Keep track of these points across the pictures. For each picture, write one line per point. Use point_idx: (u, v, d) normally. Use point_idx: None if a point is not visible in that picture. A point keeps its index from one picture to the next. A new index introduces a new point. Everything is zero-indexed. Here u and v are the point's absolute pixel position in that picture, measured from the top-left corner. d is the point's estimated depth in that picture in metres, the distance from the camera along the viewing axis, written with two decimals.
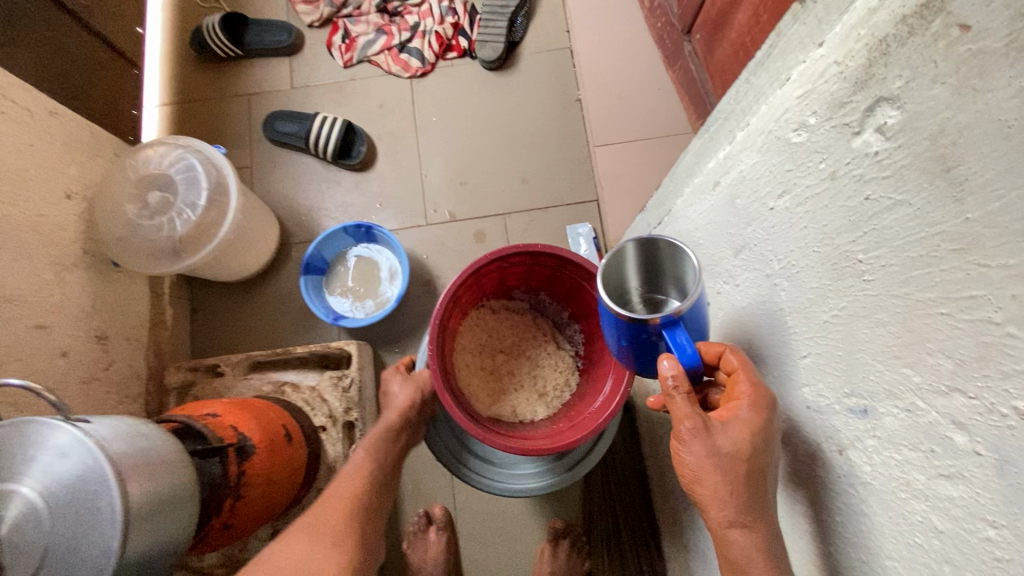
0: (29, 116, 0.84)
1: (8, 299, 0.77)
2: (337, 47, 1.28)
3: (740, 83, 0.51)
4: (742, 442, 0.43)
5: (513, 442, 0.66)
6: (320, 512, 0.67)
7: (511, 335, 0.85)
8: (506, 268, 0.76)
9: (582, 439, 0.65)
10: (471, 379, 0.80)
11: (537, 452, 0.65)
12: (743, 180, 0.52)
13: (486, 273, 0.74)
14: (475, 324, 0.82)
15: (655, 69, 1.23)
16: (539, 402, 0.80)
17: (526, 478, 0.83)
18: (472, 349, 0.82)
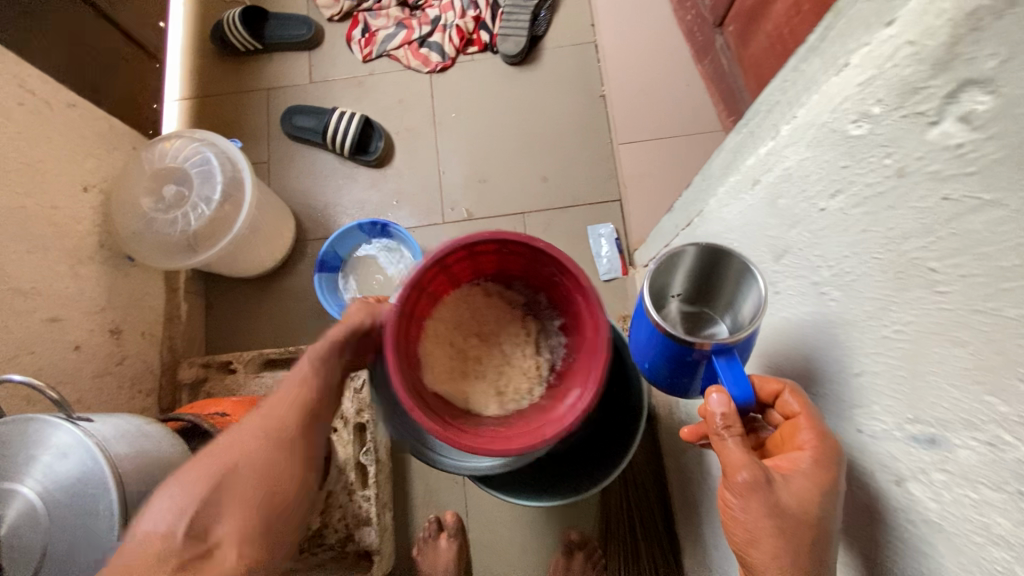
0: (48, 109, 0.84)
1: (22, 292, 0.76)
2: (356, 41, 1.26)
3: (787, 72, 0.47)
4: (805, 501, 0.39)
5: (443, 423, 0.52)
6: (273, 412, 0.53)
7: (495, 324, 0.67)
8: (505, 253, 0.62)
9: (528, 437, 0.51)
10: (431, 349, 0.62)
11: (457, 443, 0.50)
12: (788, 178, 0.47)
13: (482, 252, 0.61)
14: (465, 299, 0.66)
15: (683, 63, 1.18)
16: (493, 399, 0.61)
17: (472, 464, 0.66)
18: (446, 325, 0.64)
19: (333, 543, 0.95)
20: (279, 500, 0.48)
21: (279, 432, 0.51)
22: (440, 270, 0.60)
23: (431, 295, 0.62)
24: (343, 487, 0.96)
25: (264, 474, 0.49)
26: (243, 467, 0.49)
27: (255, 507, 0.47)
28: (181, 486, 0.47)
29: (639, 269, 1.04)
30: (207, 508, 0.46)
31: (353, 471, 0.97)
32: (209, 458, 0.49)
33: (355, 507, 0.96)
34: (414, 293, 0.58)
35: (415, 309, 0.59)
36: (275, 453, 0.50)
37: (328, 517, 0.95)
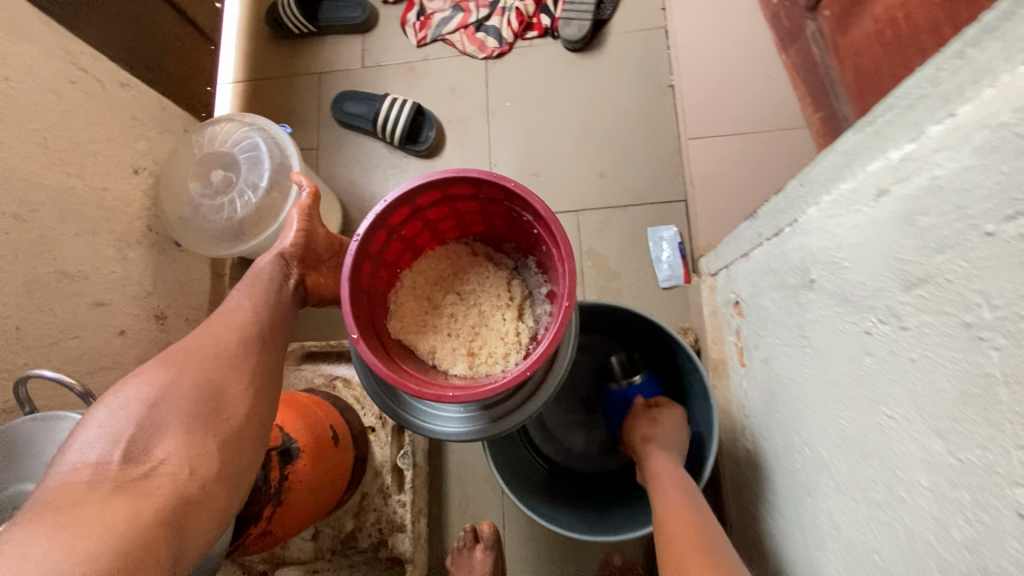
0: (100, 88, 0.84)
1: (69, 275, 0.76)
2: (411, 25, 1.21)
3: (944, 58, 0.38)
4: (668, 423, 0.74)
5: (390, 364, 0.54)
6: (208, 343, 0.53)
7: (475, 282, 0.67)
8: (484, 203, 0.61)
9: (466, 390, 0.51)
10: (404, 298, 0.64)
11: (397, 383, 0.52)
12: (935, 192, 0.39)
13: (460, 198, 0.60)
14: (448, 254, 0.69)
15: (763, 52, 1.07)
16: (461, 359, 0.61)
17: (437, 426, 0.63)
18: (421, 277, 0.67)
19: (365, 547, 0.91)
20: (224, 421, 0.49)
21: (215, 360, 0.52)
22: (417, 215, 0.60)
23: (409, 244, 0.64)
24: (379, 490, 0.93)
25: (203, 394, 0.49)
26: (179, 390, 0.48)
27: (198, 425, 0.48)
28: (115, 414, 0.45)
29: (705, 278, 0.95)
30: (142, 431, 0.45)
31: (389, 474, 0.94)
32: (142, 379, 0.48)
33: (390, 512, 0.93)
34: (384, 232, 0.58)
35: (387, 254, 0.61)
36: (214, 376, 0.51)
37: (362, 519, 0.92)
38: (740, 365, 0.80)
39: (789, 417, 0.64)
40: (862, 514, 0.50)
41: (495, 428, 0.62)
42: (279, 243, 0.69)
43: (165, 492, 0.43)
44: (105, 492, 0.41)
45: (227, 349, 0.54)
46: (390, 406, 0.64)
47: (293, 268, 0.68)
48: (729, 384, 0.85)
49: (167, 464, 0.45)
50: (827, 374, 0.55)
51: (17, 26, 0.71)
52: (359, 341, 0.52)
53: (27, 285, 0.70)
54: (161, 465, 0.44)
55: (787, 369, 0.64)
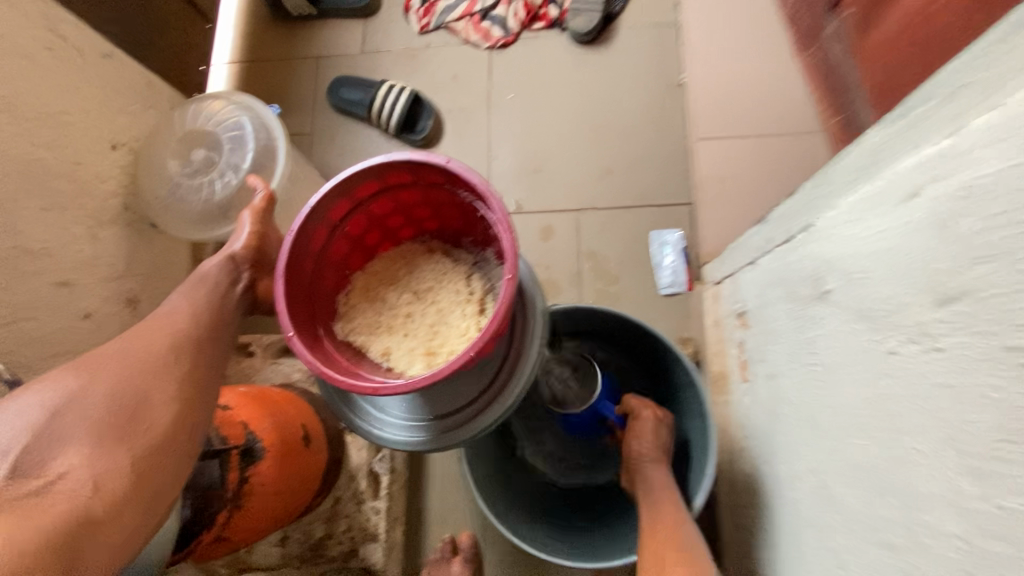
0: (79, 57, 0.80)
1: (31, 252, 0.72)
2: (414, 11, 1.16)
3: (995, 39, 0.33)
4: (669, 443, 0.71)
5: (331, 364, 0.50)
6: (130, 337, 0.48)
7: (431, 278, 0.62)
8: (429, 190, 0.56)
9: (407, 386, 0.46)
10: (356, 301, 0.60)
11: (336, 381, 0.48)
12: (979, 194, 0.33)
13: (403, 186, 0.56)
14: (402, 254, 0.64)
15: (780, 53, 1.02)
16: (419, 360, 0.56)
17: (399, 438, 0.58)
18: (374, 277, 0.62)
19: (335, 556, 0.86)
20: (141, 432, 0.42)
21: (135, 364, 0.45)
22: (359, 210, 0.56)
23: (357, 243, 0.60)
24: (353, 495, 0.88)
25: (115, 403, 0.42)
26: (81, 381, 0.42)
27: (109, 436, 0.40)
28: (8, 420, 0.38)
29: (708, 285, 0.90)
30: (41, 443, 0.37)
31: (365, 479, 0.89)
32: (48, 387, 0.41)
33: (363, 519, 0.87)
34: (324, 229, 0.54)
35: (332, 253, 0.57)
36: (133, 383, 0.44)
37: (333, 525, 0.87)
38: (742, 380, 0.75)
39: (793, 440, 0.59)
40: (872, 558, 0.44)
41: (461, 432, 0.57)
42: (230, 245, 0.64)
43: (61, 510, 0.35)
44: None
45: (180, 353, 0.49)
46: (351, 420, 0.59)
47: (244, 271, 0.64)
48: (728, 401, 0.80)
49: (62, 477, 0.37)
50: (839, 396, 0.49)
51: None
52: (293, 339, 0.48)
53: None
54: (61, 480, 0.37)
55: (794, 388, 0.59)
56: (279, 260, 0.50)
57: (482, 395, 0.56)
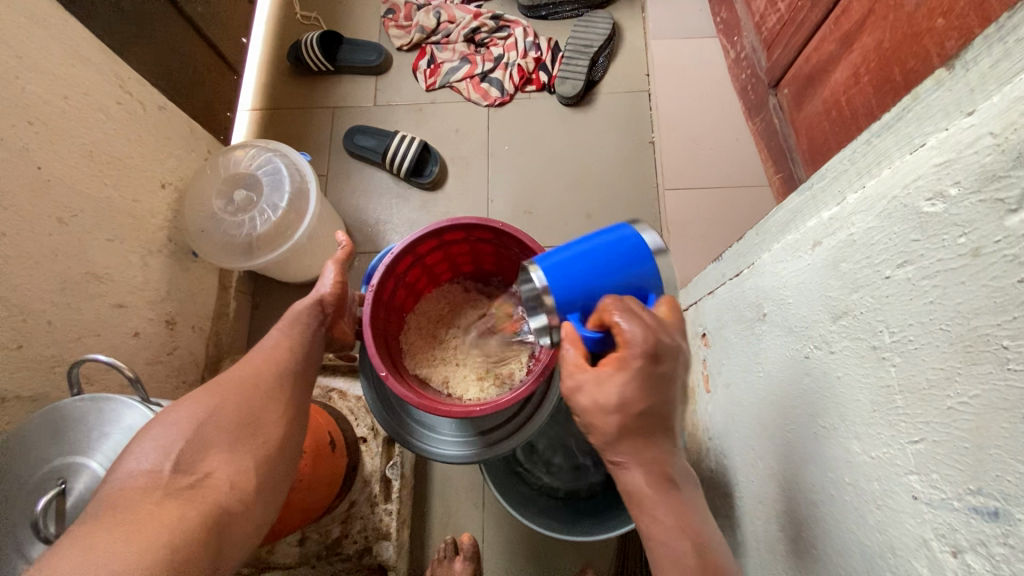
0: (141, 109, 0.93)
1: (98, 277, 0.83)
2: (422, 71, 1.33)
3: (858, 144, 0.50)
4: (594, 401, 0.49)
5: (417, 395, 0.65)
6: (235, 369, 0.62)
7: (471, 315, 0.84)
8: (474, 243, 0.75)
9: (484, 411, 0.63)
10: (412, 338, 0.79)
11: (428, 410, 0.63)
12: (853, 244, 0.49)
13: (452, 244, 0.75)
14: (444, 295, 0.85)
15: (733, 119, 1.22)
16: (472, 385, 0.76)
17: (450, 454, 0.73)
18: (424, 318, 0.82)
19: (350, 554, 0.95)
20: (259, 442, 0.58)
21: (241, 389, 0.59)
22: (417, 263, 0.74)
23: (411, 289, 0.78)
24: (367, 498, 0.98)
25: (242, 416, 0.58)
26: (202, 401, 0.57)
27: (236, 444, 0.56)
28: (169, 427, 0.53)
29: None
30: (191, 447, 0.53)
31: (378, 483, 0.99)
32: (192, 404, 0.56)
33: (376, 520, 0.97)
34: (392, 283, 0.71)
35: (397, 300, 0.76)
36: (239, 403, 0.58)
37: (348, 526, 0.97)
38: (705, 391, 0.90)
39: (746, 432, 0.73)
40: (801, 512, 0.59)
41: (507, 444, 0.73)
42: (318, 288, 0.75)
43: (208, 502, 0.51)
44: (156, 498, 0.49)
45: (263, 379, 0.62)
46: (409, 440, 0.74)
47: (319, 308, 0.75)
48: (695, 410, 0.94)
49: (199, 482, 0.52)
50: (776, 394, 0.64)
51: (77, 53, 0.81)
52: (388, 377, 0.64)
53: (58, 285, 0.76)
54: (207, 477, 0.52)
55: (745, 389, 0.74)
56: (363, 319, 0.66)
57: (523, 412, 0.73)
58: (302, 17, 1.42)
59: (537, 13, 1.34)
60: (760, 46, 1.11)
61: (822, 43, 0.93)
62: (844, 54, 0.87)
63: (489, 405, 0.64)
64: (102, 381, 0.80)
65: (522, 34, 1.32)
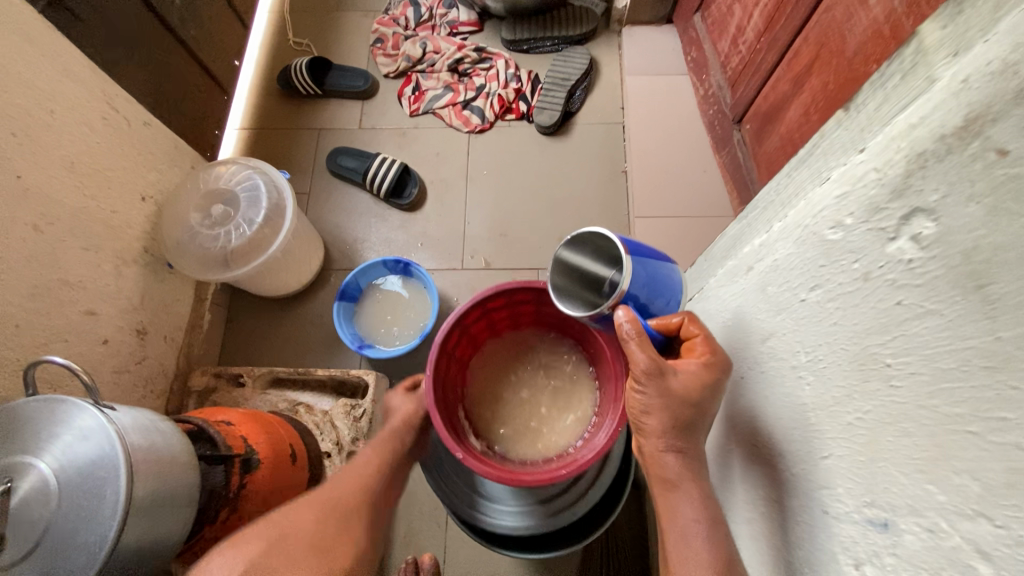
0: (126, 125, 0.96)
1: (69, 283, 0.85)
2: (406, 97, 1.38)
3: (782, 177, 0.53)
4: (687, 390, 0.55)
5: (493, 467, 0.61)
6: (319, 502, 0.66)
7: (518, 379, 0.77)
8: (514, 304, 0.74)
9: (568, 473, 0.59)
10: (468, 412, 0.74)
11: (515, 480, 0.59)
12: (777, 269, 0.52)
13: (494, 310, 0.73)
14: (489, 359, 0.78)
15: (702, 152, 1.27)
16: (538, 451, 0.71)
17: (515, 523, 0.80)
18: (481, 385, 0.77)
19: None
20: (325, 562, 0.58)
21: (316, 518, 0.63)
22: (463, 335, 0.72)
23: (461, 363, 0.75)
24: None
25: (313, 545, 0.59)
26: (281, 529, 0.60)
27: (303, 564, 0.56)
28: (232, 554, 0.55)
29: None
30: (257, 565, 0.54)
31: None
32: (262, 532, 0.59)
33: None
34: (444, 357, 0.69)
35: (451, 373, 0.72)
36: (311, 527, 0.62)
37: None
38: None
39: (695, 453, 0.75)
40: (740, 531, 0.60)
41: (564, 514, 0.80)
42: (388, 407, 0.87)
43: None
44: None
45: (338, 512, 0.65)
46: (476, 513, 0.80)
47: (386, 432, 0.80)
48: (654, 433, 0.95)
49: None
50: (721, 415, 0.66)
51: (66, 69, 0.84)
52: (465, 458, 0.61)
53: (30, 290, 0.78)
54: None
55: None
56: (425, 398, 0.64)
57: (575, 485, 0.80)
58: (294, 43, 1.48)
59: (519, 47, 1.40)
60: (726, 83, 1.17)
61: (778, 84, 0.98)
62: (796, 94, 0.93)
63: (570, 462, 0.60)
64: (64, 388, 0.80)
65: (504, 66, 1.37)
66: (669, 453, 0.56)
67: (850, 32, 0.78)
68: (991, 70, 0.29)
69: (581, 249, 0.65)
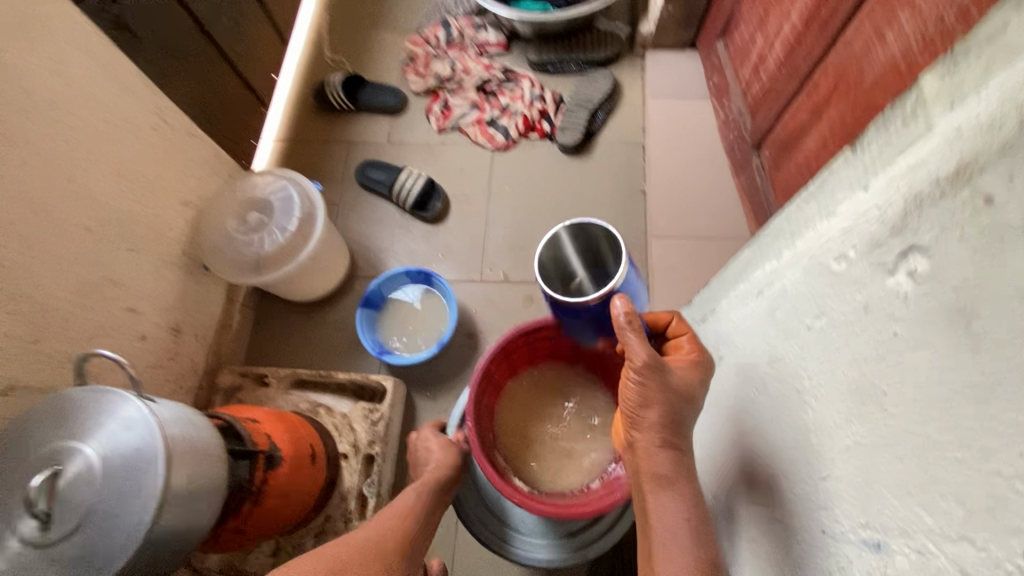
0: (174, 135, 1.03)
1: (114, 281, 0.90)
2: (434, 114, 1.43)
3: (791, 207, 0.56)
4: (683, 384, 0.59)
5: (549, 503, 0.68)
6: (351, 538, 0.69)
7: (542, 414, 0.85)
8: (531, 342, 0.82)
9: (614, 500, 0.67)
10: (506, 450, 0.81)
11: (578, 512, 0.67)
12: (785, 296, 0.54)
13: (514, 349, 0.80)
14: (513, 399, 0.85)
15: (720, 175, 1.29)
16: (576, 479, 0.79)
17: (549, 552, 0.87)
18: (510, 420, 0.84)
19: None
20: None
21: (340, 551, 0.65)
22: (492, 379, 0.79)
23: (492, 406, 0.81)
24: (343, 513, 1.01)
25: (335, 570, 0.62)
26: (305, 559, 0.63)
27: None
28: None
29: None
30: None
31: (354, 499, 1.02)
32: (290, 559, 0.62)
33: None
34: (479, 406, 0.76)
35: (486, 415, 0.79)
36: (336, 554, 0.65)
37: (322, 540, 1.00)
38: None
39: (702, 470, 0.77)
40: (744, 550, 0.61)
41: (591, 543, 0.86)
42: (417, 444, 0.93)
43: None
44: None
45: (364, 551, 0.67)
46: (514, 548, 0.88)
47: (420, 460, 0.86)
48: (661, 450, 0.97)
49: None
50: (727, 435, 0.68)
51: (123, 82, 0.91)
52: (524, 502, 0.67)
53: (80, 286, 0.84)
54: None
55: (703, 426, 0.77)
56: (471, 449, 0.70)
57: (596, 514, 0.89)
58: (330, 60, 1.55)
59: (543, 68, 1.44)
60: (746, 110, 1.20)
61: (797, 112, 1.00)
62: (814, 123, 0.95)
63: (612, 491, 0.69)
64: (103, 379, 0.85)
65: (529, 86, 1.42)
66: (676, 468, 0.58)
67: (867, 67, 0.80)
68: (982, 122, 0.31)
69: (571, 241, 0.77)
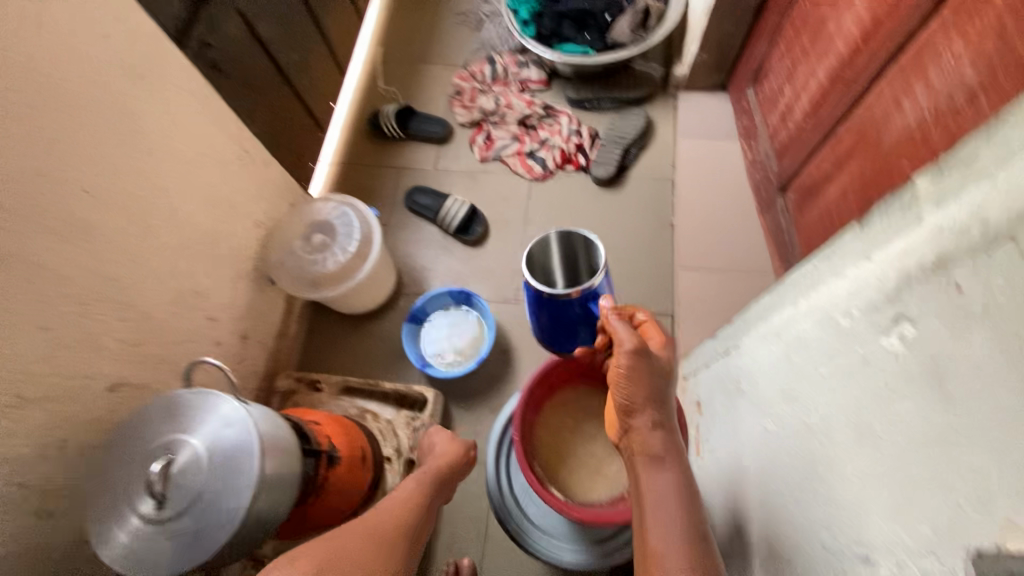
0: (252, 163, 1.16)
1: (199, 293, 1.03)
2: (478, 144, 1.54)
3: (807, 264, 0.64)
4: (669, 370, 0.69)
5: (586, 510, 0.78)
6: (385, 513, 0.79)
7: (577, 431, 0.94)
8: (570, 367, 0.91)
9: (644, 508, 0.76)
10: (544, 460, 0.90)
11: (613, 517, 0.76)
12: (799, 341, 0.62)
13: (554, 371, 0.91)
14: (551, 416, 0.94)
15: (746, 212, 1.37)
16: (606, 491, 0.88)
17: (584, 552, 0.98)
18: (547, 435, 0.93)
19: None
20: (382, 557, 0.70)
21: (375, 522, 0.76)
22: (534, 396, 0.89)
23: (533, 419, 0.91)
24: None
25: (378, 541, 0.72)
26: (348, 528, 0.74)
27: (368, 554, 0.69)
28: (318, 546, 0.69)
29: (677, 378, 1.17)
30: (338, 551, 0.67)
31: None
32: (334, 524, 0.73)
33: None
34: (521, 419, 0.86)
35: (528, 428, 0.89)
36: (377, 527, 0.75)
37: None
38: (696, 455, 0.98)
39: (718, 490, 0.84)
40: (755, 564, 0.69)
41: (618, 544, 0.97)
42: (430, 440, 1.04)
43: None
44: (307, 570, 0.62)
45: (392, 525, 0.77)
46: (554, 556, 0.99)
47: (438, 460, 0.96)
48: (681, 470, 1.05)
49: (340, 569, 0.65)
50: (743, 460, 0.75)
51: (217, 119, 1.04)
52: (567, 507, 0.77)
53: (173, 297, 0.96)
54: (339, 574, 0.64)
55: (722, 451, 0.85)
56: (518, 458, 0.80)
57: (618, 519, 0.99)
58: (383, 90, 1.68)
59: (581, 104, 1.55)
60: (772, 153, 1.28)
61: (821, 162, 1.08)
62: (837, 173, 1.02)
63: None
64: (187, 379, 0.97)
65: (567, 121, 1.52)
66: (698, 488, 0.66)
67: (886, 130, 0.88)
68: (955, 225, 0.39)
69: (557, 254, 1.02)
